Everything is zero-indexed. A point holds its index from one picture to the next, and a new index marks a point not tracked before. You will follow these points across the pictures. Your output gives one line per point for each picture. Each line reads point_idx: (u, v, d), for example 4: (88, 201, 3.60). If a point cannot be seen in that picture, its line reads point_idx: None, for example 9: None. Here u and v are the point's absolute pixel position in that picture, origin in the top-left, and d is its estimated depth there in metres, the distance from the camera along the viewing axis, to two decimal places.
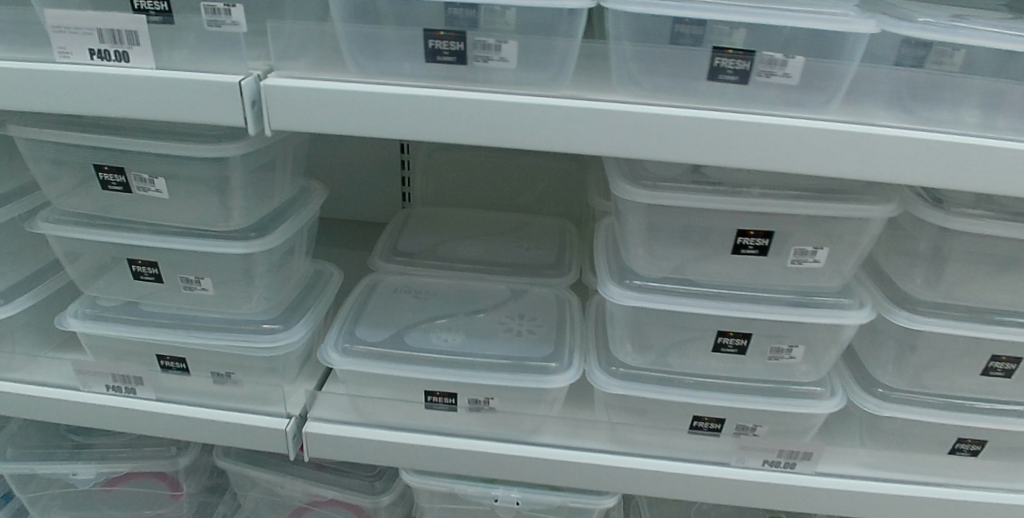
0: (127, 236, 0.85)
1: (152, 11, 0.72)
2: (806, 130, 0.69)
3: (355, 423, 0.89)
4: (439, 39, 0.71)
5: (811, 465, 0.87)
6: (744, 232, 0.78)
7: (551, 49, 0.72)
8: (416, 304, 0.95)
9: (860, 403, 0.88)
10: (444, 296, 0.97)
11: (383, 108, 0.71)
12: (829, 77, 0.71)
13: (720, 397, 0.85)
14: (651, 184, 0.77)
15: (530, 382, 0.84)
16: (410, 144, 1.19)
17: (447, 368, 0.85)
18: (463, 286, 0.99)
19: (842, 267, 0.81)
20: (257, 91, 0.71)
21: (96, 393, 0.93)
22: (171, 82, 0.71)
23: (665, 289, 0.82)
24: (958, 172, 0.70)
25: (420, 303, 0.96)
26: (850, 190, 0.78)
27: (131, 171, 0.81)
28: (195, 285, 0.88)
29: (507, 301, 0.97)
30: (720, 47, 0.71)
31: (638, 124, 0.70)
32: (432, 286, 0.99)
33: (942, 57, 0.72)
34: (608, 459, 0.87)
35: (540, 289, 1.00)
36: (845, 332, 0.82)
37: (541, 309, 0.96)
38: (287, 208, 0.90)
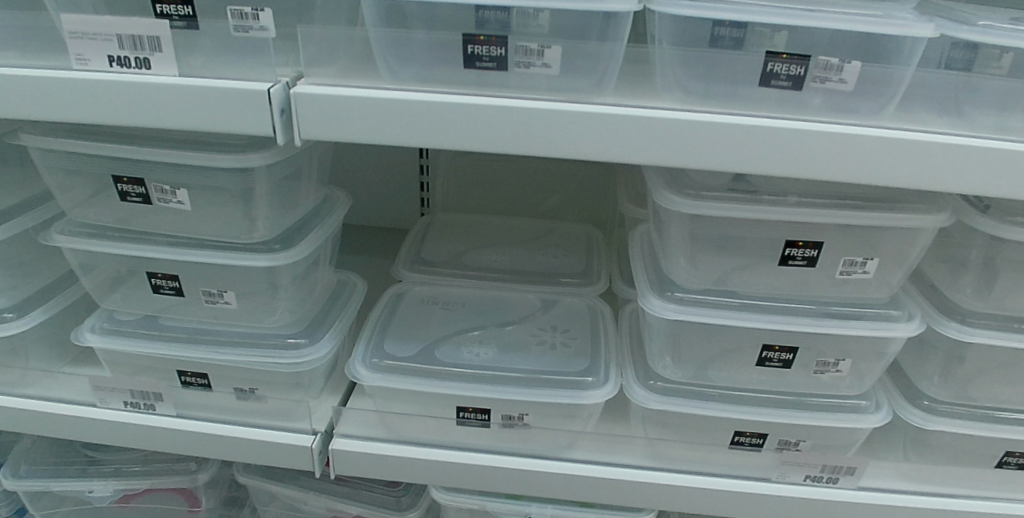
0: (146, 249, 0.82)
1: (176, 15, 0.68)
2: (861, 137, 0.66)
3: (384, 439, 0.86)
4: (480, 44, 0.68)
5: (854, 480, 0.84)
6: (791, 243, 0.75)
7: (595, 54, 0.69)
8: (444, 316, 0.93)
9: (905, 417, 0.85)
10: (472, 308, 0.95)
11: (420, 116, 0.68)
12: (884, 83, 0.68)
13: (762, 412, 0.83)
14: (695, 193, 0.74)
15: (566, 398, 0.82)
16: (429, 149, 1.16)
17: (480, 383, 0.83)
18: (490, 297, 0.97)
19: (890, 278, 0.78)
20: (286, 99, 0.68)
21: (114, 409, 0.90)
22: (196, 90, 0.67)
23: (705, 300, 0.80)
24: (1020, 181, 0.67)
25: (448, 315, 0.94)
26: (899, 200, 0.75)
27: (152, 182, 0.77)
28: (218, 299, 0.85)
29: (537, 314, 0.95)
30: (773, 51, 0.68)
31: (687, 132, 0.67)
32: (459, 297, 0.97)
33: (989, 61, 0.70)
34: (645, 476, 0.84)
35: (570, 299, 0.98)
36: (893, 345, 0.79)
37: (573, 321, 0.94)
38: (312, 219, 0.87)
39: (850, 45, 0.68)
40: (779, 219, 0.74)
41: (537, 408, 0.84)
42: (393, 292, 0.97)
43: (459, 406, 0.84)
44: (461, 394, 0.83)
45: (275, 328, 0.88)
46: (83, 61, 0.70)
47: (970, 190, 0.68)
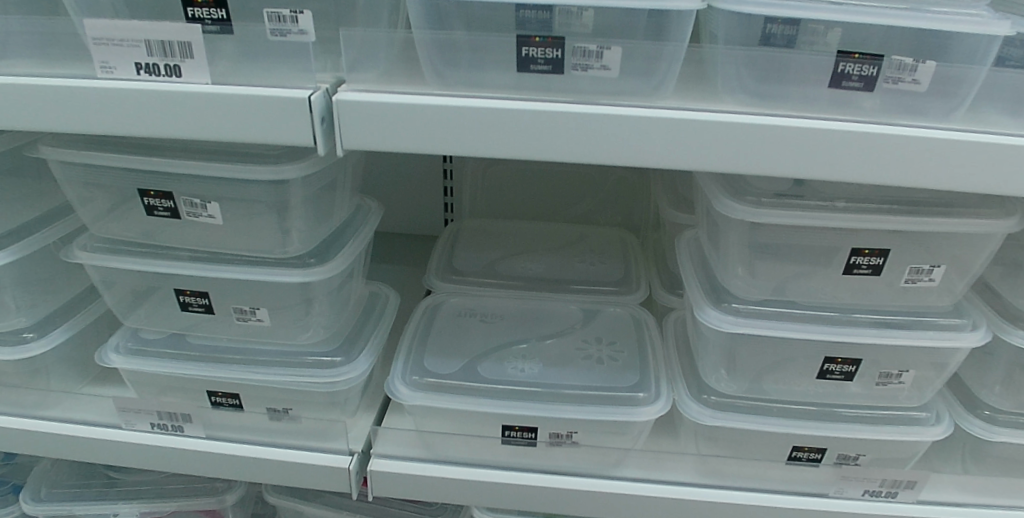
0: (174, 266, 0.78)
1: (208, 20, 0.64)
2: (941, 140, 0.61)
3: (423, 460, 0.82)
4: (534, 46, 0.63)
5: (914, 493, 0.80)
6: (859, 250, 0.72)
7: (657, 55, 0.64)
8: (482, 330, 0.91)
9: (966, 428, 0.82)
10: (510, 319, 0.93)
11: (468, 124, 0.62)
12: (959, 83, 0.63)
13: (820, 425, 0.80)
14: (756, 200, 0.71)
15: (618, 414, 0.79)
16: (455, 154, 1.13)
17: (526, 400, 0.80)
18: (528, 308, 0.94)
19: (956, 287, 0.75)
20: (328, 106, 0.64)
21: (140, 431, 0.86)
22: (231, 99, 0.63)
23: (763, 311, 0.77)
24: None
25: (486, 328, 0.91)
26: (965, 204, 0.71)
27: (182, 196, 0.73)
28: (250, 316, 0.81)
29: (578, 325, 0.93)
30: (844, 51, 0.63)
31: (761, 137, 0.61)
32: (497, 308, 0.94)
33: None
34: (697, 494, 0.81)
35: (612, 309, 0.95)
36: (959, 355, 0.76)
37: (616, 332, 0.92)
38: (346, 232, 0.84)
39: (925, 42, 0.64)
40: (840, 226, 0.70)
41: (585, 425, 0.81)
42: (429, 304, 0.94)
43: (505, 424, 0.81)
44: (507, 411, 0.80)
45: (309, 345, 0.85)
46: (109, 69, 0.65)
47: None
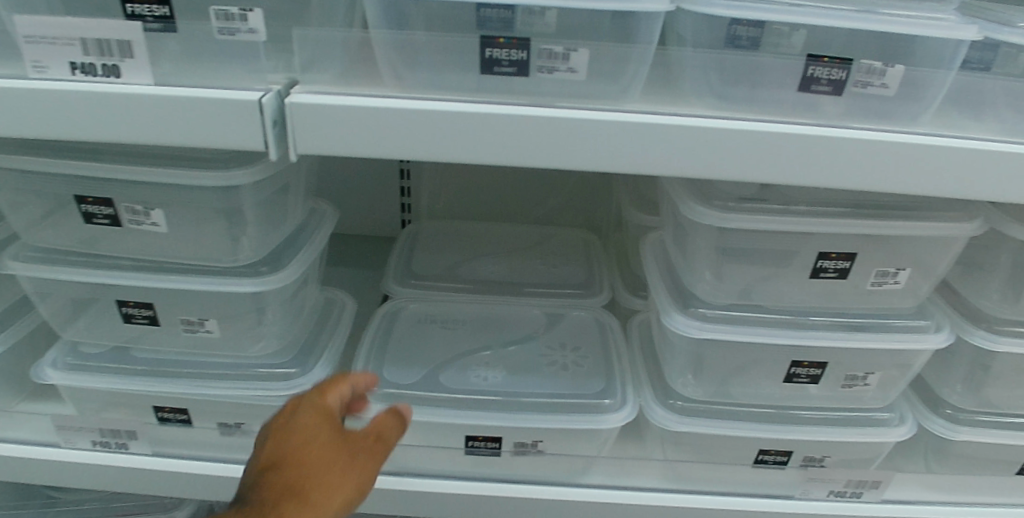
0: (115, 276, 0.73)
1: (150, 17, 0.60)
2: (911, 145, 0.60)
3: (384, 472, 0.78)
4: (498, 47, 0.60)
5: (878, 493, 0.81)
6: (825, 254, 0.71)
7: (624, 57, 0.62)
8: (444, 338, 0.88)
9: (929, 426, 0.83)
10: (473, 326, 0.90)
11: (428, 127, 0.59)
12: (924, 86, 0.63)
13: (786, 429, 0.80)
14: (723, 205, 0.69)
15: (585, 423, 0.78)
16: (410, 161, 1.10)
17: (490, 410, 0.78)
18: (491, 313, 0.92)
19: (918, 289, 0.75)
20: (279, 108, 0.60)
21: (81, 450, 0.81)
22: (176, 101, 0.58)
23: (730, 315, 0.76)
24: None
25: (448, 336, 0.88)
26: (927, 207, 0.72)
27: (123, 203, 0.68)
28: (198, 328, 0.77)
29: (542, 330, 0.91)
30: (813, 54, 0.62)
31: (731, 142, 0.59)
32: (459, 313, 0.92)
33: (1009, 60, 0.65)
34: (666, 499, 0.79)
35: (576, 313, 0.94)
36: (922, 356, 0.76)
37: (580, 337, 0.90)
38: (298, 237, 0.80)
39: (894, 46, 0.63)
40: (806, 230, 0.69)
41: (551, 435, 0.79)
42: (388, 311, 0.92)
43: (468, 435, 0.79)
44: (472, 421, 0.77)
45: (262, 356, 0.81)
46: (41, 69, 0.60)
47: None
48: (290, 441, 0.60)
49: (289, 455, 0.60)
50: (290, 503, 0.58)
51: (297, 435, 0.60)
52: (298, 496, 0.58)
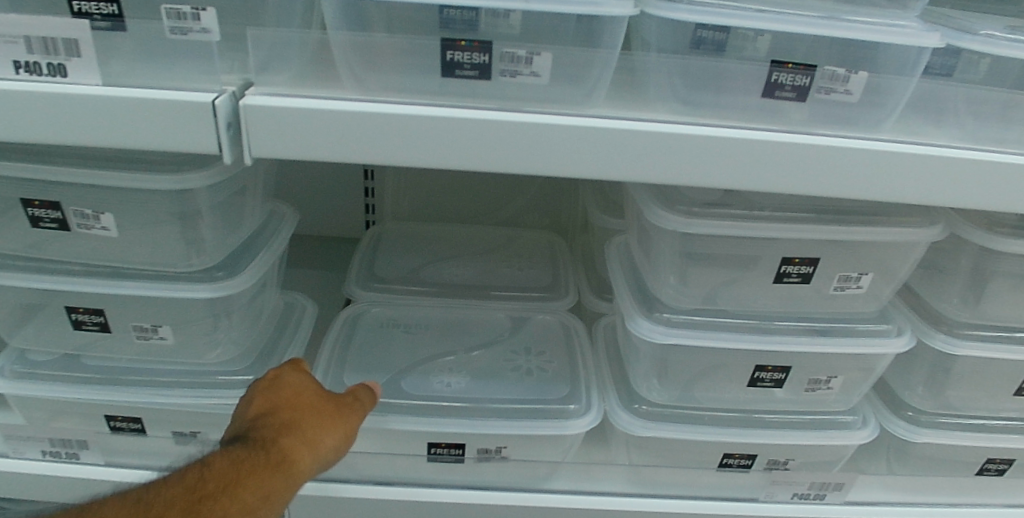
0: (64, 282, 0.71)
1: (97, 14, 0.57)
2: (883, 154, 0.59)
3: (347, 480, 0.77)
4: (460, 50, 0.59)
5: (841, 495, 0.82)
6: (788, 259, 0.71)
7: (586, 62, 0.61)
8: (408, 342, 0.87)
9: (890, 428, 0.85)
10: (437, 330, 0.89)
11: (387, 132, 0.57)
12: (887, 93, 0.63)
13: (749, 432, 0.80)
14: (688, 210, 0.69)
15: (548, 429, 0.77)
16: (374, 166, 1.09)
17: (453, 416, 0.77)
18: (456, 317, 0.91)
19: (881, 293, 0.75)
20: (233, 111, 0.58)
21: (30, 460, 0.78)
22: (124, 102, 0.56)
23: (694, 320, 0.76)
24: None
25: (412, 340, 0.87)
26: (888, 213, 0.72)
27: (71, 206, 0.65)
28: (151, 335, 0.75)
29: (507, 334, 0.90)
30: (777, 61, 0.62)
31: (696, 148, 0.58)
32: (423, 318, 0.91)
33: (969, 67, 0.66)
34: (631, 504, 0.80)
35: (542, 316, 0.93)
36: (883, 360, 0.77)
37: (546, 341, 0.90)
38: (255, 241, 0.78)
39: (857, 53, 0.63)
40: (768, 235, 0.69)
41: (514, 440, 0.79)
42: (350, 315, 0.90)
43: (429, 442, 0.78)
44: (435, 427, 0.76)
45: (219, 363, 0.79)
46: None
47: (996, 208, 0.61)
48: (283, 392, 0.66)
49: (284, 403, 0.65)
50: (293, 436, 0.62)
51: (291, 387, 0.67)
52: (299, 431, 0.63)
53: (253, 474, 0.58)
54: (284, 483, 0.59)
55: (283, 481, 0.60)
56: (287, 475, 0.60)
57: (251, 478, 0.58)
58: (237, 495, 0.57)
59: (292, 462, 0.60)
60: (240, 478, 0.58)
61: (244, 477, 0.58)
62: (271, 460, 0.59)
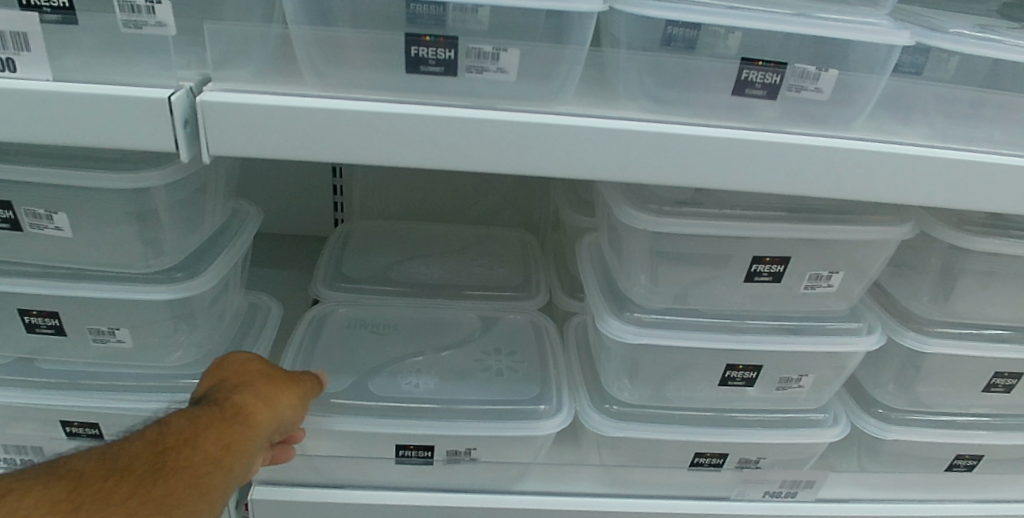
0: (16, 284, 0.68)
1: (46, 7, 0.54)
2: (853, 153, 0.58)
3: (313, 484, 0.77)
4: (425, 46, 0.58)
5: (813, 492, 0.83)
6: (759, 258, 0.71)
7: (555, 58, 0.60)
8: (376, 341, 0.85)
9: (861, 426, 0.85)
10: (407, 329, 0.88)
11: (349, 130, 0.55)
12: (858, 91, 0.62)
13: (720, 431, 0.80)
14: (658, 209, 0.68)
15: (518, 430, 0.76)
16: (342, 165, 1.08)
17: (425, 418, 0.76)
18: (425, 316, 0.90)
19: (850, 292, 0.76)
20: (191, 107, 0.55)
21: None
22: (71, 97, 0.53)
23: (664, 320, 0.75)
24: (1017, 195, 0.61)
25: (380, 339, 0.86)
26: (858, 211, 0.72)
27: (22, 206, 0.63)
28: (109, 337, 0.73)
29: (477, 334, 0.89)
30: (747, 58, 0.62)
31: (667, 147, 0.57)
32: (392, 317, 0.90)
33: (939, 65, 0.65)
34: (604, 504, 0.80)
35: (513, 316, 0.92)
36: (853, 358, 0.77)
37: (517, 341, 0.89)
38: (218, 241, 0.77)
39: (826, 51, 0.62)
40: (737, 233, 0.68)
41: (485, 442, 0.78)
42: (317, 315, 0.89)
43: (399, 444, 0.76)
44: (405, 429, 0.75)
45: (181, 366, 0.77)
46: None
47: (963, 208, 0.61)
48: (232, 366, 0.68)
49: (234, 373, 0.67)
50: (248, 392, 0.64)
51: (239, 360, 0.69)
52: (253, 387, 0.65)
53: (212, 425, 0.59)
54: (244, 431, 0.61)
55: (242, 430, 0.61)
56: (247, 425, 0.61)
57: (211, 429, 0.59)
58: (198, 444, 0.58)
59: (249, 413, 0.62)
60: (198, 427, 0.59)
61: (202, 427, 0.59)
62: (228, 412, 0.61)
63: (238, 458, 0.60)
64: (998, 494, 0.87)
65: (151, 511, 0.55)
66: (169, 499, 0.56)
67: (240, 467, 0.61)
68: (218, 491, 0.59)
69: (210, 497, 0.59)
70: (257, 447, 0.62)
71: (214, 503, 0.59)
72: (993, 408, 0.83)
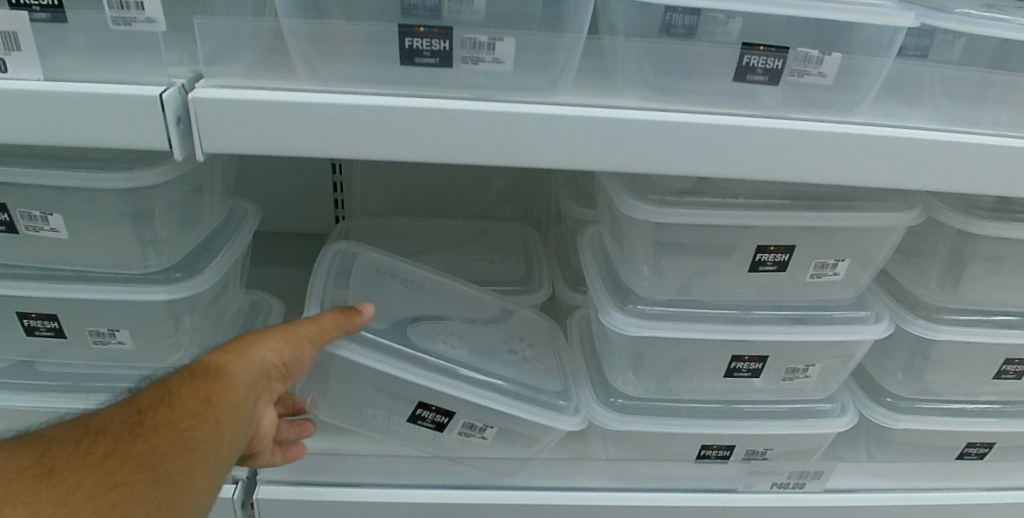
0: (14, 286, 0.67)
1: (35, 6, 0.52)
2: (857, 136, 0.57)
3: (318, 482, 0.78)
4: (419, 37, 0.57)
5: (821, 483, 0.83)
6: (764, 247, 0.70)
7: (552, 48, 0.59)
8: (405, 293, 0.82)
9: (869, 415, 0.84)
10: (433, 291, 0.85)
11: (340, 124, 0.54)
12: (862, 75, 0.61)
13: (729, 424, 0.79)
14: (660, 199, 0.67)
15: (541, 417, 0.75)
16: (341, 162, 1.07)
17: (457, 378, 0.73)
18: (449, 285, 0.88)
19: (856, 280, 0.74)
20: (184, 105, 0.54)
21: None
22: (61, 98, 0.52)
23: (668, 312, 0.74)
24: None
25: (408, 292, 0.83)
26: (865, 198, 0.71)
27: (18, 208, 0.62)
28: (109, 339, 0.72)
29: (497, 314, 0.87)
30: (748, 43, 0.60)
31: (665, 135, 0.56)
32: (418, 276, 0.87)
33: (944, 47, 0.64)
34: (609, 498, 0.80)
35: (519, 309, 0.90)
36: (860, 347, 0.76)
37: (533, 333, 0.87)
38: (218, 239, 0.76)
39: (829, 35, 0.61)
40: (740, 221, 0.67)
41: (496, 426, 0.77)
42: (341, 253, 0.84)
43: (419, 401, 0.74)
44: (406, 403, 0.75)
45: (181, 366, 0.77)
46: None
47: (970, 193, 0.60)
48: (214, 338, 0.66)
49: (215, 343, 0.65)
50: (221, 351, 0.61)
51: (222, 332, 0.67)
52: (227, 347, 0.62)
53: (185, 383, 0.57)
54: (220, 384, 0.58)
55: (221, 383, 0.58)
56: (223, 378, 0.59)
57: (185, 386, 0.57)
58: (175, 400, 0.55)
59: (222, 369, 0.59)
60: (171, 385, 0.56)
61: (175, 384, 0.57)
62: (200, 371, 0.58)
63: (222, 409, 0.57)
64: (1004, 481, 0.87)
65: (137, 468, 0.51)
66: (155, 454, 0.52)
67: (231, 421, 0.57)
68: (209, 445, 0.55)
69: (202, 454, 0.55)
70: (245, 400, 0.60)
71: (207, 461, 0.55)
72: (1003, 395, 0.82)
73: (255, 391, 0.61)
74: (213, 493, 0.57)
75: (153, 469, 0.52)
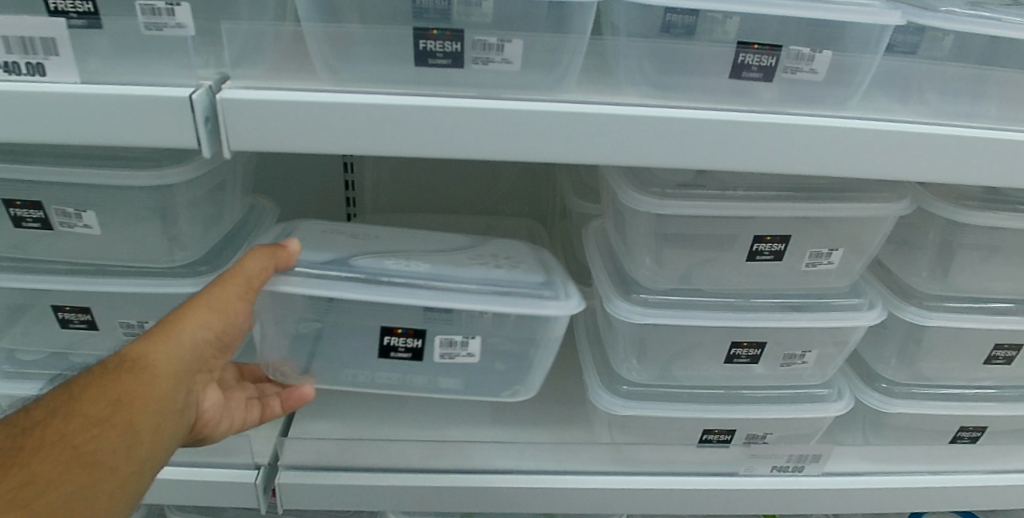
0: (48, 281, 0.71)
1: (73, 13, 0.56)
2: (848, 130, 0.60)
3: (335, 467, 0.81)
4: (432, 39, 0.60)
5: (819, 466, 0.86)
6: (761, 238, 0.73)
7: (558, 48, 0.62)
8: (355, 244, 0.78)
9: (864, 399, 0.87)
10: (389, 235, 0.81)
11: (359, 122, 0.58)
12: (851, 72, 0.64)
13: (729, 408, 0.82)
14: (661, 192, 0.70)
15: (521, 307, 0.73)
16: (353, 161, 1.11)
17: (422, 291, 0.72)
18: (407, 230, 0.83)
19: (851, 268, 0.77)
20: (212, 106, 0.57)
21: None
22: (100, 100, 0.56)
23: (668, 301, 0.77)
24: (1008, 169, 0.63)
25: (360, 242, 0.78)
26: (858, 189, 0.74)
27: (53, 205, 0.65)
28: (138, 331, 0.76)
29: (468, 243, 0.83)
30: (743, 41, 0.63)
31: (663, 130, 0.59)
32: (371, 230, 0.82)
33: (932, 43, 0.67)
34: (615, 481, 0.83)
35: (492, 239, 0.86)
36: (856, 333, 0.79)
37: (510, 250, 0.83)
38: (239, 234, 0.80)
39: (822, 33, 0.64)
40: (738, 212, 0.70)
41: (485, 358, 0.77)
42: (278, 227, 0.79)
43: (383, 328, 0.74)
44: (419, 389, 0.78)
45: None
46: None
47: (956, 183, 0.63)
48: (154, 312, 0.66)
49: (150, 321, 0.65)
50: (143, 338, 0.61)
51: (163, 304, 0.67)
52: (151, 331, 0.62)
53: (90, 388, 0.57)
54: (129, 383, 0.58)
55: (135, 378, 0.58)
56: (135, 374, 0.58)
57: (88, 392, 0.57)
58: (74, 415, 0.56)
59: (135, 364, 0.59)
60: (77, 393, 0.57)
61: (82, 390, 0.57)
62: (112, 367, 0.58)
63: (132, 409, 0.57)
64: (998, 465, 0.89)
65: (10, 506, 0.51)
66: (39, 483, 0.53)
67: (144, 418, 0.58)
68: (113, 455, 0.56)
69: (104, 468, 0.55)
70: (166, 390, 0.60)
71: (111, 473, 0.56)
72: (994, 379, 0.85)
73: (181, 377, 0.61)
74: (133, 495, 0.58)
75: (32, 501, 0.52)
